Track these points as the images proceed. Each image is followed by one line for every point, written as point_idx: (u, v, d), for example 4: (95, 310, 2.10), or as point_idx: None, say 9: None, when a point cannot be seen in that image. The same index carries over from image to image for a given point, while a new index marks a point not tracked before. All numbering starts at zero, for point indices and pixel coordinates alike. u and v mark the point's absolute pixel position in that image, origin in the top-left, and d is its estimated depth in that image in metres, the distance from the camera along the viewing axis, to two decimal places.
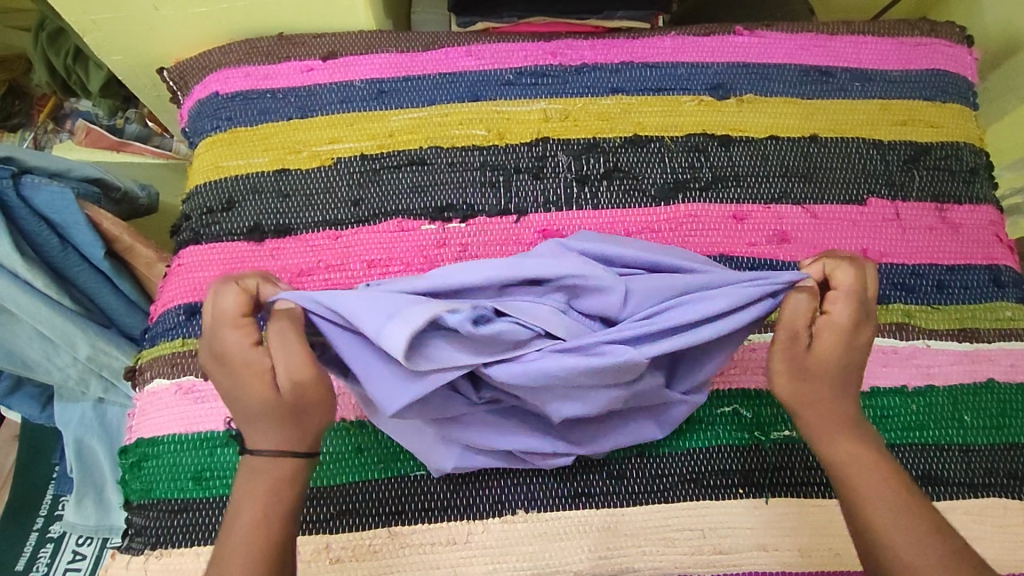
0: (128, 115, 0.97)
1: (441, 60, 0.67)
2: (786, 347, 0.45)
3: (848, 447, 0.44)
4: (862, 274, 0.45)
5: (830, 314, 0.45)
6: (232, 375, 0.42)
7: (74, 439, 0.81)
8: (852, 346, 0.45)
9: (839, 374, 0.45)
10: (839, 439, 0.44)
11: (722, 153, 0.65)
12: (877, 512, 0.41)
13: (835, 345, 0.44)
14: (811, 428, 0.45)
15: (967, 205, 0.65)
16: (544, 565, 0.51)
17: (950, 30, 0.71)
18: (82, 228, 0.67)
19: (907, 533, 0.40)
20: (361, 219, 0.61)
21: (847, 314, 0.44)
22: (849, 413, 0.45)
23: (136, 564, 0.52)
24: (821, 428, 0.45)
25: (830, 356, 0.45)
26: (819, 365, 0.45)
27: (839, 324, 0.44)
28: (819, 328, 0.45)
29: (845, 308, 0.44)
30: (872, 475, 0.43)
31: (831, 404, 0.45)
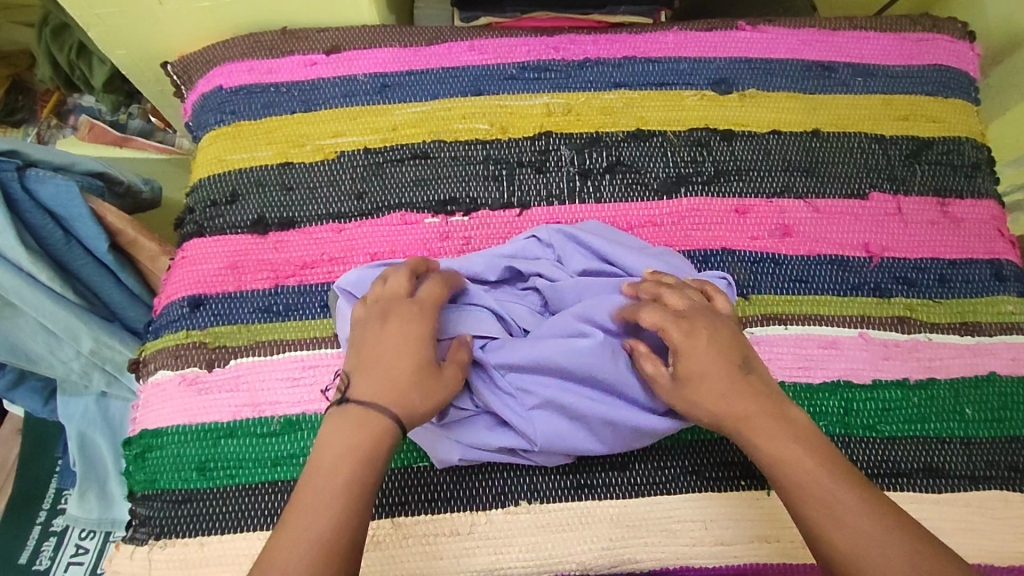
0: (132, 111, 0.98)
1: (444, 55, 0.68)
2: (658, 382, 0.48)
3: (768, 445, 0.45)
4: (663, 303, 0.48)
5: (670, 340, 0.46)
6: (392, 337, 0.45)
7: (77, 432, 0.81)
8: (706, 355, 0.46)
9: (723, 385, 0.46)
10: (758, 442, 0.45)
11: (724, 148, 0.65)
12: (817, 513, 0.42)
13: (695, 365, 0.46)
14: (736, 435, 0.46)
15: (969, 199, 0.65)
16: (547, 556, 0.51)
17: (952, 26, 0.72)
18: (87, 221, 0.67)
19: (845, 528, 0.41)
20: (364, 212, 0.62)
21: (683, 333, 0.46)
22: (755, 408, 0.45)
23: (140, 554, 0.52)
24: (745, 434, 0.45)
25: (699, 377, 0.46)
26: (701, 385, 0.46)
27: (679, 345, 0.46)
28: (676, 358, 0.47)
29: (680, 328, 0.46)
30: (803, 472, 0.43)
31: (744, 407, 0.45)
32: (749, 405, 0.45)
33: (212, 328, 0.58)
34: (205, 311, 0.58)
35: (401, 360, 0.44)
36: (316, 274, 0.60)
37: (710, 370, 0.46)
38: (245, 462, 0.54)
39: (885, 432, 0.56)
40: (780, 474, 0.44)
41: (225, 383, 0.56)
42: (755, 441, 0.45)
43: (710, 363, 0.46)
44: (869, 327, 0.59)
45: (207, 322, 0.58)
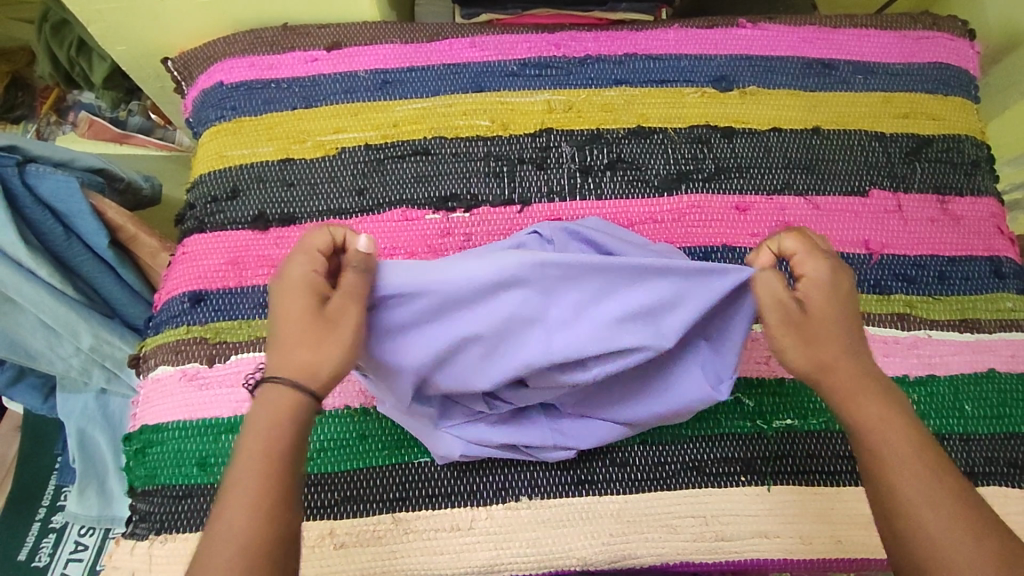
0: (132, 108, 0.96)
1: (445, 51, 0.68)
2: (781, 314, 0.44)
3: (873, 411, 0.42)
4: (807, 236, 0.46)
5: (808, 276, 0.45)
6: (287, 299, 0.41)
7: (77, 429, 0.81)
8: (833, 304, 0.44)
9: (850, 339, 0.43)
10: (864, 402, 0.42)
11: (724, 145, 0.65)
12: (903, 482, 0.40)
13: (824, 307, 0.44)
14: (836, 391, 0.43)
15: (969, 197, 0.65)
16: (547, 551, 0.51)
17: (951, 25, 0.72)
18: (87, 217, 0.67)
19: (935, 511, 0.39)
20: (365, 209, 0.62)
21: (824, 272, 0.45)
22: (868, 372, 0.43)
23: (141, 549, 0.52)
24: (846, 391, 0.42)
25: (829, 319, 0.44)
26: (820, 327, 0.43)
27: (820, 282, 0.44)
28: (802, 293, 0.45)
29: (818, 265, 0.45)
30: (902, 440, 0.41)
31: (848, 364, 0.43)
32: (856, 363, 0.43)
33: (213, 324, 0.58)
34: (206, 306, 0.58)
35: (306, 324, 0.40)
36: None
37: (831, 315, 0.44)
38: None
39: None
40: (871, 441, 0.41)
41: (226, 378, 0.56)
42: (861, 402, 0.42)
43: (835, 309, 0.44)
44: (869, 324, 0.60)
45: (207, 318, 0.58)
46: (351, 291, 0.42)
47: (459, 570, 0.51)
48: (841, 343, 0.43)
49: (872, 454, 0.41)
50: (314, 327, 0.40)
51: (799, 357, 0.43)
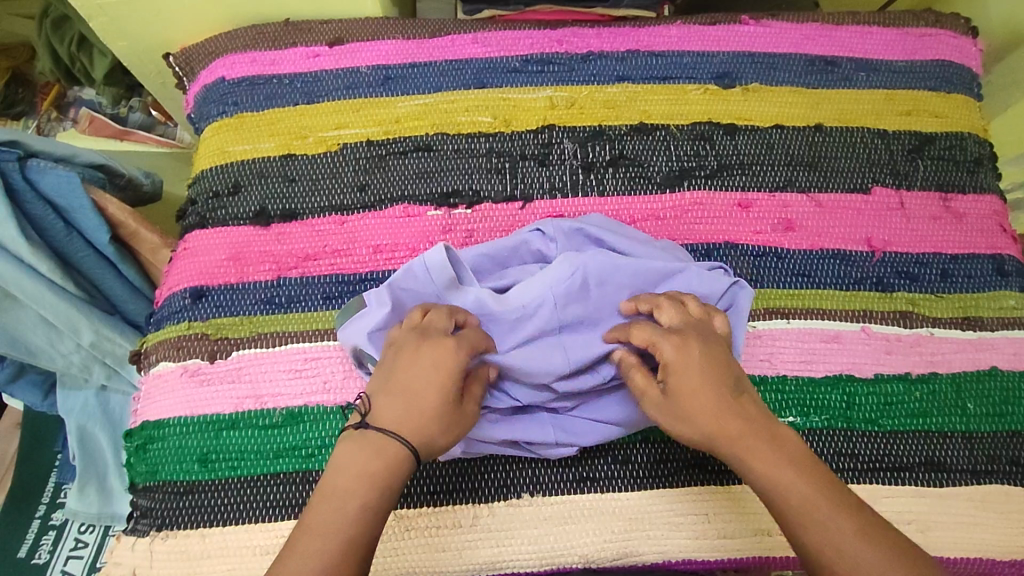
0: (132, 104, 0.97)
1: (448, 47, 0.68)
2: (651, 402, 0.46)
3: (764, 469, 0.42)
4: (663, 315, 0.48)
5: (661, 353, 0.45)
6: (417, 368, 0.44)
7: (77, 426, 0.81)
8: (698, 372, 0.45)
9: (723, 404, 0.44)
10: (755, 465, 0.43)
11: (727, 142, 0.65)
12: (812, 537, 0.40)
13: (688, 380, 0.44)
14: (727, 460, 0.44)
15: (971, 194, 0.65)
16: (549, 548, 0.51)
17: (954, 22, 0.72)
18: (88, 212, 0.67)
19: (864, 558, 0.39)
20: (367, 204, 0.61)
21: (672, 348, 0.45)
22: (750, 431, 0.44)
23: (142, 545, 0.52)
24: (737, 458, 0.43)
25: (689, 393, 0.44)
26: (689, 402, 0.44)
27: (668, 359, 0.45)
28: (666, 375, 0.45)
29: (668, 341, 0.46)
30: (796, 486, 0.41)
31: (733, 429, 0.44)
32: (734, 427, 0.44)
33: (214, 320, 0.58)
34: (207, 302, 0.58)
35: (427, 394, 0.44)
36: (319, 266, 0.59)
37: (695, 387, 0.44)
38: (247, 453, 0.54)
39: (887, 426, 0.56)
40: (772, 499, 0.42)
41: (227, 374, 0.56)
42: (751, 464, 0.43)
43: (702, 379, 0.44)
44: (872, 321, 0.59)
45: (209, 314, 0.58)
46: (476, 385, 0.46)
47: (461, 567, 0.51)
48: (715, 411, 0.44)
49: (782, 517, 0.42)
50: (444, 404, 0.44)
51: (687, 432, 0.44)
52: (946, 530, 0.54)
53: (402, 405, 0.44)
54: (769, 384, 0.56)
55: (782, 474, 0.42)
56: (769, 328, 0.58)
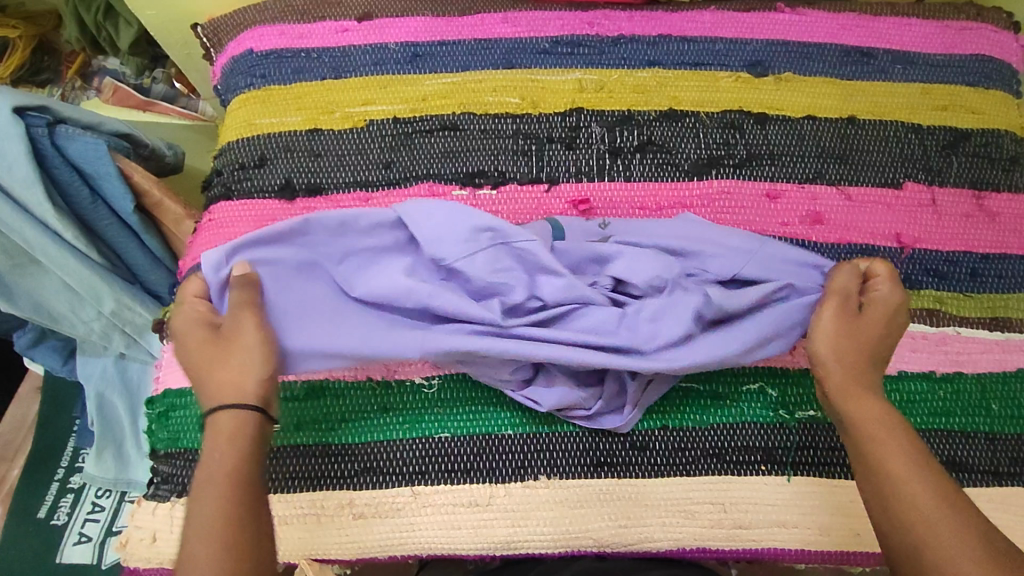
0: (156, 75, 0.97)
1: (478, 26, 0.67)
2: (833, 309, 0.50)
3: (869, 411, 0.46)
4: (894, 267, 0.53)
5: (877, 292, 0.51)
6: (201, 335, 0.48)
7: (95, 393, 0.82)
8: (879, 326, 0.50)
9: (879, 342, 0.50)
10: (865, 402, 0.47)
11: (757, 131, 0.64)
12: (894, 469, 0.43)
13: (874, 316, 0.50)
14: (838, 386, 0.48)
15: (1006, 193, 0.64)
16: (564, 531, 0.52)
17: (996, 16, 0.70)
18: (114, 180, 0.67)
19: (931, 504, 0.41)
20: (392, 182, 0.61)
21: (894, 290, 0.51)
22: (875, 382, 0.49)
23: (163, 510, 0.53)
24: (844, 392, 0.48)
25: (875, 320, 0.50)
26: (865, 328, 0.50)
27: (882, 300, 0.51)
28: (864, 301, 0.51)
29: (891, 288, 0.51)
30: (894, 440, 0.45)
31: (852, 365, 0.49)
32: (858, 365, 0.49)
33: None
34: None
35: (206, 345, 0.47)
36: None
37: (877, 318, 0.50)
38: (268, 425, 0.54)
39: (908, 424, 0.55)
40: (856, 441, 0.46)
41: None
42: (852, 401, 0.47)
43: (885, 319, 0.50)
44: None
45: None
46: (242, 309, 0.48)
47: (475, 545, 0.52)
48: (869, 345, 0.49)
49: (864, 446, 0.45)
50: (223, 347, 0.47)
51: (824, 348, 0.49)
52: None
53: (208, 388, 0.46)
54: (792, 376, 0.55)
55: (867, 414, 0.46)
56: None
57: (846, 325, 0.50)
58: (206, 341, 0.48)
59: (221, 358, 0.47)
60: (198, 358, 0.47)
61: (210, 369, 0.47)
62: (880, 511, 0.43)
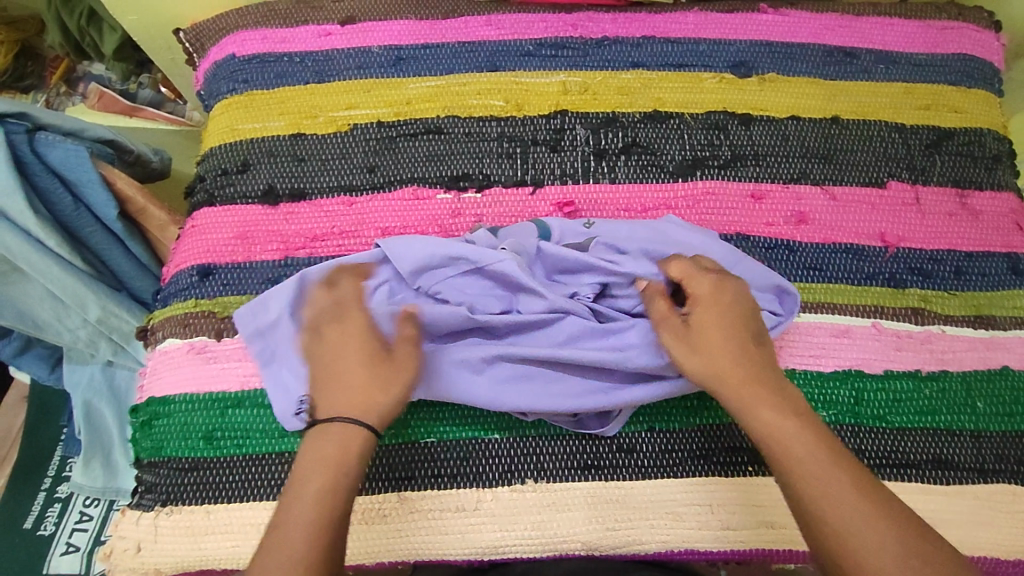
0: (142, 81, 0.95)
1: (461, 29, 0.67)
2: (669, 329, 0.49)
3: (769, 418, 0.46)
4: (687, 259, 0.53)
5: (693, 288, 0.50)
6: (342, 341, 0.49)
7: (82, 401, 0.81)
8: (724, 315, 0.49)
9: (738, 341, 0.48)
10: (759, 411, 0.46)
11: (742, 132, 0.64)
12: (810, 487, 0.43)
13: (708, 313, 0.49)
14: (730, 397, 0.47)
15: (988, 191, 0.64)
16: (551, 534, 0.51)
17: (978, 15, 0.71)
18: (96, 187, 0.67)
19: (859, 519, 0.41)
20: (376, 186, 0.61)
21: (706, 282, 0.50)
22: (761, 379, 0.47)
23: (147, 520, 0.52)
24: (742, 403, 0.46)
25: (712, 321, 0.49)
26: (705, 332, 0.48)
27: (705, 294, 0.50)
28: (694, 306, 0.50)
29: (703, 278, 0.51)
30: (804, 448, 0.44)
31: (734, 370, 0.47)
32: (735, 368, 0.47)
33: (222, 298, 0.58)
34: (215, 280, 0.58)
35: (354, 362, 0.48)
36: (327, 246, 0.59)
37: (716, 321, 0.49)
38: (253, 432, 0.54)
39: (894, 423, 0.56)
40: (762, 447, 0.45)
41: (234, 352, 0.56)
42: (753, 412, 0.46)
43: (720, 316, 0.49)
44: (883, 317, 0.59)
45: (216, 292, 0.58)
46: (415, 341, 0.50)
47: (462, 550, 0.51)
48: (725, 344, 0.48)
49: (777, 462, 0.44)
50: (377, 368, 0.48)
51: (693, 365, 0.48)
52: (952, 528, 0.53)
53: (329, 388, 0.48)
54: None
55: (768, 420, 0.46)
56: None
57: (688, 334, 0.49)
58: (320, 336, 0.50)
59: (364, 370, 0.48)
60: (330, 353, 0.49)
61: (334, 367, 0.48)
62: (810, 530, 0.42)
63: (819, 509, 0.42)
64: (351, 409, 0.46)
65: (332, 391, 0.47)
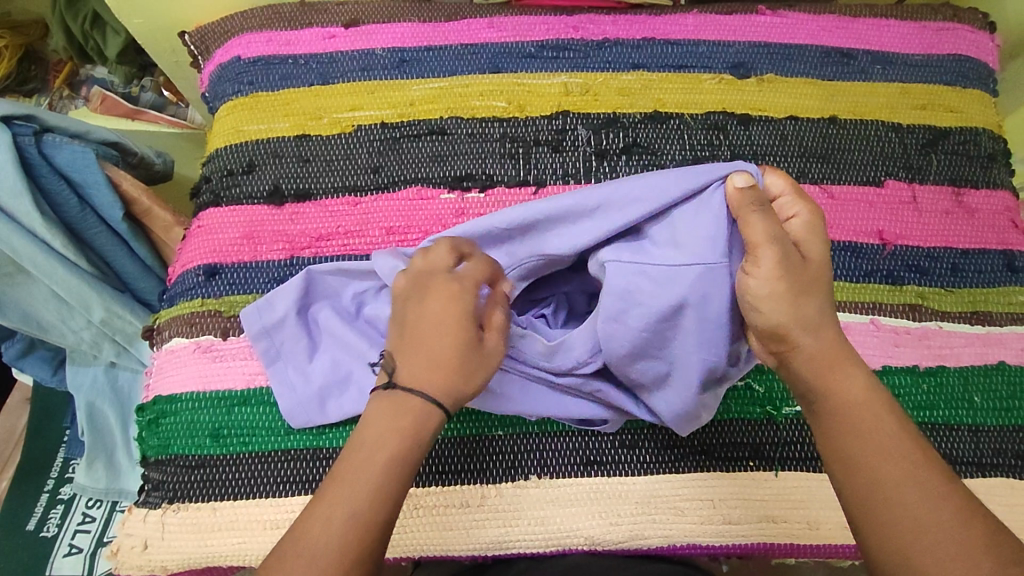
0: (144, 84, 0.96)
1: (464, 31, 0.68)
2: (778, 252, 0.41)
3: (858, 388, 0.41)
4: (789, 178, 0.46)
5: (797, 217, 0.44)
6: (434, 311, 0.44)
7: (86, 402, 0.82)
8: (819, 257, 0.43)
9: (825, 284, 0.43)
10: (850, 376, 0.42)
11: (741, 132, 0.65)
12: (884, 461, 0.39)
13: (809, 250, 0.43)
14: (818, 358, 0.42)
15: (984, 189, 0.65)
16: (555, 529, 0.52)
17: (972, 17, 0.72)
18: (102, 188, 0.68)
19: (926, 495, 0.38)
20: (380, 186, 0.62)
21: (812, 209, 0.44)
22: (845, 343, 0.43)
23: (154, 517, 0.53)
24: (827, 364, 0.42)
25: (815, 260, 0.43)
26: (808, 268, 0.42)
27: (808, 223, 0.44)
28: (795, 233, 0.44)
29: (806, 207, 0.44)
30: (882, 420, 0.40)
31: (826, 318, 0.42)
32: (829, 326, 0.42)
33: (227, 297, 0.58)
34: (220, 280, 0.59)
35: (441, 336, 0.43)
36: (331, 246, 0.60)
37: (817, 257, 0.43)
38: (259, 429, 0.54)
39: None
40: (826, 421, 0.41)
41: (240, 351, 0.56)
42: (841, 375, 0.41)
43: (821, 255, 0.43)
44: (882, 314, 0.60)
45: (222, 292, 0.58)
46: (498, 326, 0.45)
47: (467, 546, 0.52)
48: (820, 286, 0.42)
49: (849, 430, 0.40)
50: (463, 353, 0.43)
51: (786, 304, 0.41)
52: None
53: (410, 360, 0.43)
54: None
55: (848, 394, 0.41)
56: None
57: (790, 264, 0.41)
58: (415, 296, 0.45)
59: (455, 352, 0.43)
60: (419, 321, 0.44)
61: (422, 339, 0.43)
62: (870, 500, 0.39)
63: (899, 500, 0.38)
64: (426, 393, 0.42)
65: (411, 364, 0.43)
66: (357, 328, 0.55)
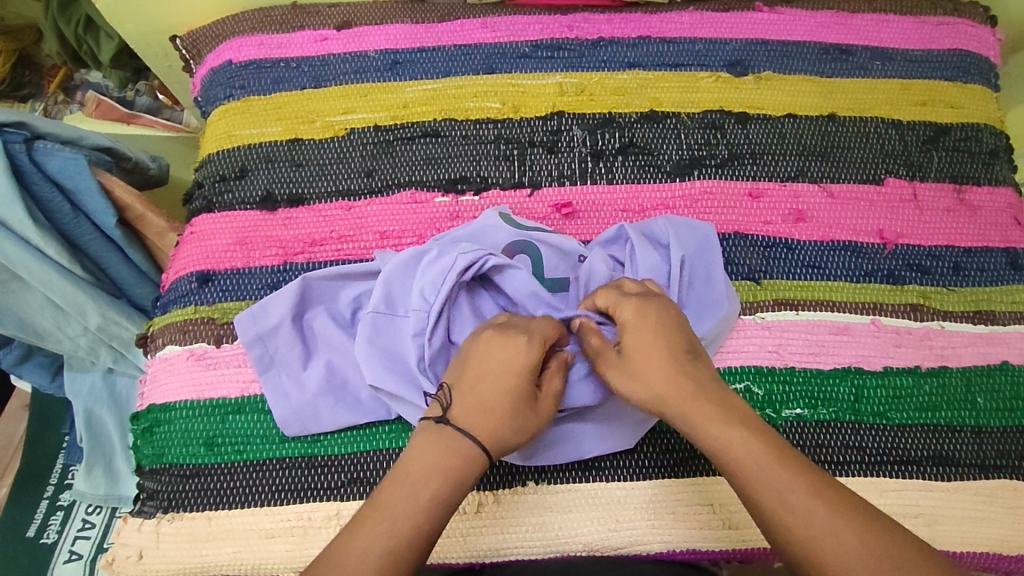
0: (139, 87, 0.96)
1: (457, 32, 0.67)
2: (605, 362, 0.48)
3: (719, 433, 0.44)
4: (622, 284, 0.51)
5: (621, 316, 0.49)
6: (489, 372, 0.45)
7: (84, 409, 0.81)
8: (656, 337, 0.48)
9: (669, 364, 0.47)
10: (709, 424, 0.44)
11: (738, 131, 0.64)
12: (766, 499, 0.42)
13: (639, 339, 0.48)
14: (679, 417, 0.45)
15: (986, 186, 0.64)
16: (552, 536, 0.51)
17: (973, 10, 0.71)
18: (95, 195, 0.67)
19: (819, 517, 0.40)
20: (373, 191, 0.61)
21: (632, 307, 0.49)
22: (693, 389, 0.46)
23: (148, 527, 0.53)
24: (688, 422, 0.45)
25: (643, 349, 0.47)
26: (642, 362, 0.47)
27: (628, 320, 0.48)
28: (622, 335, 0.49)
29: (629, 304, 0.49)
30: (754, 456, 0.43)
31: (679, 390, 0.46)
32: (680, 385, 0.46)
33: (221, 304, 0.58)
34: (213, 287, 0.58)
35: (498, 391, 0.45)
36: (324, 251, 0.59)
37: (649, 343, 0.47)
38: (253, 437, 0.54)
39: (895, 419, 0.56)
40: (737, 475, 0.43)
41: (234, 358, 0.56)
42: (708, 428, 0.44)
43: (654, 339, 0.47)
44: (882, 314, 0.59)
45: (215, 298, 0.58)
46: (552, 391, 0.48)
47: (463, 553, 0.51)
48: (661, 366, 0.46)
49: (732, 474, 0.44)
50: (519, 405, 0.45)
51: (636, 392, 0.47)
52: (952, 524, 0.53)
53: (464, 396, 0.45)
54: (777, 375, 0.56)
55: (732, 437, 0.44)
56: (778, 319, 0.58)
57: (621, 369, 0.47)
58: (495, 338, 0.47)
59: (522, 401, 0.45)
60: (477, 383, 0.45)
61: (478, 377, 0.46)
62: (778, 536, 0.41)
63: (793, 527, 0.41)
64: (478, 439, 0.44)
65: (475, 405, 0.45)
66: (353, 333, 0.56)
